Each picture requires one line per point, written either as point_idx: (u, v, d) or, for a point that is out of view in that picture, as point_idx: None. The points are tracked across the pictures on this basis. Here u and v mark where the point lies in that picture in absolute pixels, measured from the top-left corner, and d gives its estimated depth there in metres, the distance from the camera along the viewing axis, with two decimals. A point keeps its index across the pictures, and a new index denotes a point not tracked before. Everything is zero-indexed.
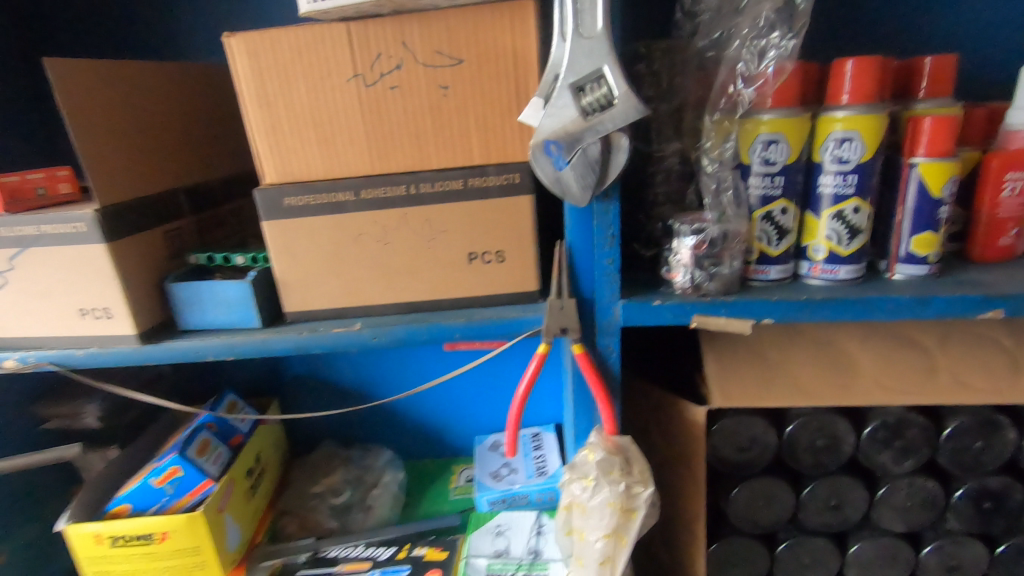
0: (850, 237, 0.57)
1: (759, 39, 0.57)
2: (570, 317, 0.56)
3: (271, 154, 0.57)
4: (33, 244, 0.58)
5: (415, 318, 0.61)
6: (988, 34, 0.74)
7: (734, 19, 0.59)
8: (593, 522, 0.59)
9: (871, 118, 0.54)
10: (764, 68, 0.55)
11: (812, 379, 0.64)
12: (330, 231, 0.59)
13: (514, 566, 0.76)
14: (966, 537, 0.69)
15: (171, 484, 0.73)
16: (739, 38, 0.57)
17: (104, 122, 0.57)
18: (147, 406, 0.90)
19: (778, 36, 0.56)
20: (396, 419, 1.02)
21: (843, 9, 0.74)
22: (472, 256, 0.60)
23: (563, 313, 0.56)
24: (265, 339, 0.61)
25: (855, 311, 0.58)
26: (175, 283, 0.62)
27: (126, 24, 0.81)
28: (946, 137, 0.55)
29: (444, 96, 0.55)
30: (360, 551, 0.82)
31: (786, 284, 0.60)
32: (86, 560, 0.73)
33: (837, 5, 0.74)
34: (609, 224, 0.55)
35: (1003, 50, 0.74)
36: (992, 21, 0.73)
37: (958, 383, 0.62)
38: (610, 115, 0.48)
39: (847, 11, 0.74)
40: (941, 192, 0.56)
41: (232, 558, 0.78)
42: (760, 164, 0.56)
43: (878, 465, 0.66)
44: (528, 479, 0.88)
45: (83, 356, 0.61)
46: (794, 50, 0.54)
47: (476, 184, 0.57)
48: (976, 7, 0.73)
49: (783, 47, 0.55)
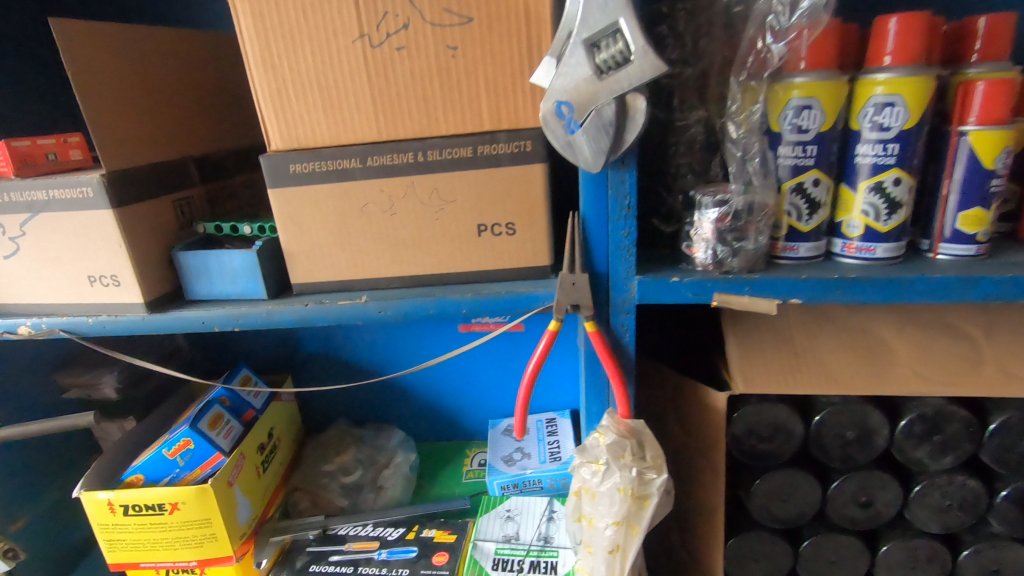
0: (889, 213, 0.53)
1: None
2: (582, 292, 0.53)
3: (276, 119, 0.55)
4: (44, 210, 0.58)
5: (423, 291, 0.59)
6: None
7: None
8: (603, 509, 0.57)
9: (916, 80, 0.49)
10: (797, 21, 0.49)
11: (843, 365, 0.60)
12: (336, 200, 0.57)
13: (523, 552, 0.74)
14: (1011, 541, 0.64)
15: (183, 456, 0.74)
16: None
17: (111, 86, 0.57)
18: (165, 379, 0.91)
19: None
20: (410, 401, 1.01)
21: None
22: (482, 228, 0.57)
23: (575, 289, 0.53)
24: (270, 310, 0.60)
25: (892, 292, 0.53)
26: (184, 253, 0.62)
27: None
28: (1001, 103, 0.50)
29: (453, 57, 0.52)
30: (369, 531, 0.81)
31: (816, 263, 0.56)
32: (100, 528, 0.74)
33: None
34: (625, 194, 0.52)
35: None
36: None
37: (1005, 373, 0.57)
38: (625, 74, 0.44)
39: None
40: (994, 163, 0.51)
41: (243, 533, 0.77)
42: (791, 132, 0.52)
43: (914, 461, 0.61)
44: (541, 464, 0.85)
45: (93, 323, 0.61)
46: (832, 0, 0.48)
47: (486, 151, 0.55)
48: None
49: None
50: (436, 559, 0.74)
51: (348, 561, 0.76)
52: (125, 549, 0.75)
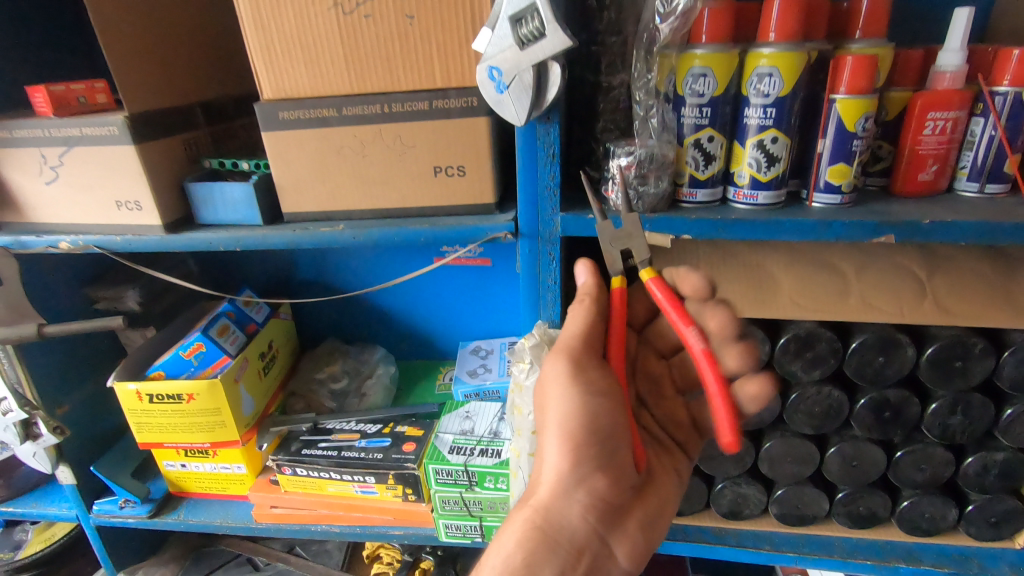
0: (768, 165, 0.64)
1: None
2: (641, 234, 0.62)
3: (267, 73, 0.67)
4: (77, 144, 0.70)
5: (390, 223, 0.72)
6: None
7: None
8: (528, 398, 0.74)
9: (789, 55, 0.59)
10: (676, 6, 0.60)
11: (737, 294, 0.72)
12: (317, 143, 0.69)
13: (475, 441, 0.87)
14: (868, 442, 0.78)
15: (196, 356, 0.88)
16: None
17: (128, 39, 0.68)
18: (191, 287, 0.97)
19: None
20: (394, 322, 1.16)
21: None
22: (437, 170, 0.69)
23: (621, 237, 0.63)
24: (264, 234, 0.73)
25: (766, 232, 0.65)
26: (193, 183, 0.74)
27: None
28: (864, 74, 0.61)
29: (411, 25, 0.63)
30: (353, 425, 0.97)
31: (713, 207, 0.68)
32: (131, 412, 0.90)
33: None
34: (550, 144, 0.63)
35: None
36: None
37: (865, 303, 0.69)
38: (540, 46, 0.55)
39: None
40: (855, 126, 0.62)
41: (247, 423, 0.93)
42: (691, 96, 0.63)
43: (790, 373, 0.74)
44: (499, 376, 0.98)
45: (120, 241, 0.74)
46: None
47: (440, 105, 0.66)
48: None
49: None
50: (406, 446, 0.90)
51: (333, 446, 0.92)
52: (151, 431, 0.92)
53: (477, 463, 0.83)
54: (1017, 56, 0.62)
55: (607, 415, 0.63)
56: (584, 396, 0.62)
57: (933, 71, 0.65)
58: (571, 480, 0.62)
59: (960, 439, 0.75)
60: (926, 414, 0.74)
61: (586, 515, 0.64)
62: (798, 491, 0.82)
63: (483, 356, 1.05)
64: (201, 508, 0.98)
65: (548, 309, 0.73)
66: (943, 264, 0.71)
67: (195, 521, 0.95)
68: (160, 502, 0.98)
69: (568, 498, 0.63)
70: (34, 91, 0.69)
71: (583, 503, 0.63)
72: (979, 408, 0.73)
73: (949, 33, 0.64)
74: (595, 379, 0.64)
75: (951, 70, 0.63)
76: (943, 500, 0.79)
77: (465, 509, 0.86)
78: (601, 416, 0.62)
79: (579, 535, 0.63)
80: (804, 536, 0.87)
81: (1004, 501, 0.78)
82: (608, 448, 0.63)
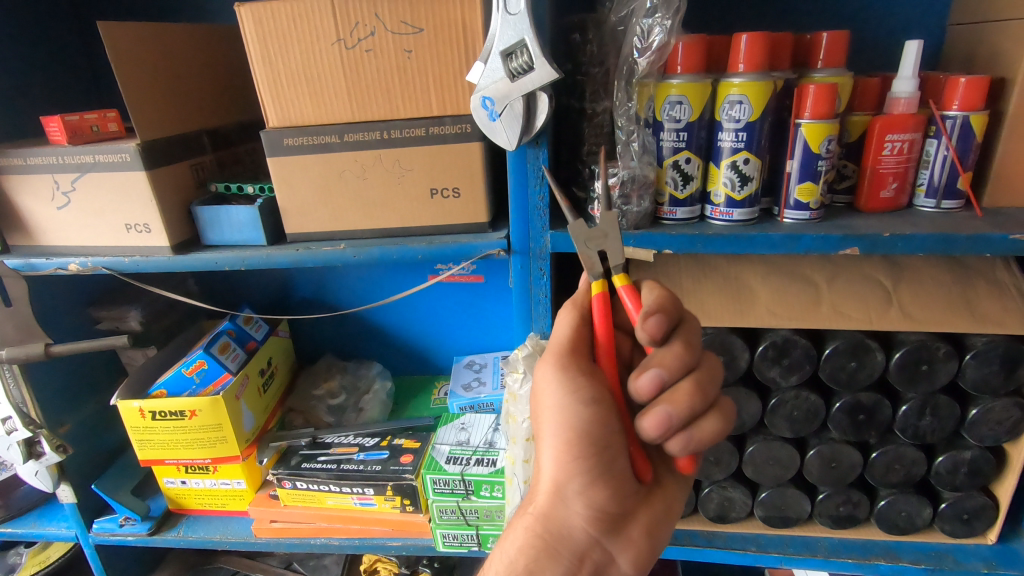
0: (741, 184, 0.69)
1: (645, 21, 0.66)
2: (617, 229, 0.58)
3: (273, 103, 0.71)
4: (89, 170, 0.74)
5: (389, 242, 0.76)
6: (895, 20, 0.85)
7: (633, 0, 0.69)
8: (522, 406, 0.78)
9: (758, 84, 0.65)
10: (652, 43, 0.66)
11: (717, 305, 0.77)
12: (321, 167, 0.73)
13: (471, 451, 0.90)
14: (845, 443, 0.82)
15: (198, 374, 0.91)
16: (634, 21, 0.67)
17: (141, 72, 0.72)
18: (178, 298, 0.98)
19: (659, 16, 0.66)
20: (389, 338, 1.19)
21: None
22: (434, 192, 0.74)
23: (596, 236, 0.59)
24: (269, 254, 0.76)
25: (741, 246, 0.70)
26: (200, 206, 0.78)
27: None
28: (826, 101, 0.66)
29: (409, 58, 0.68)
30: (351, 439, 1.00)
31: (692, 223, 0.73)
32: (133, 429, 0.92)
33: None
34: (540, 167, 0.67)
35: (914, 30, 0.85)
36: (899, 9, 0.84)
37: (835, 311, 0.74)
38: (529, 78, 0.60)
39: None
40: (819, 148, 0.68)
41: (247, 438, 0.96)
42: (669, 122, 0.68)
43: (770, 379, 0.78)
44: (493, 389, 1.02)
45: (129, 262, 0.77)
46: (672, 29, 0.65)
47: (436, 131, 0.71)
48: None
49: (664, 26, 0.66)
50: (403, 458, 0.93)
51: (333, 460, 0.95)
52: (153, 448, 0.94)
53: (473, 471, 0.86)
54: (964, 84, 0.68)
55: (599, 422, 0.58)
56: (571, 405, 0.58)
57: (890, 98, 0.71)
58: (569, 490, 0.59)
59: (931, 439, 0.79)
60: (897, 415, 0.79)
61: (587, 525, 0.59)
62: (781, 493, 0.86)
63: (477, 370, 1.09)
64: (201, 525, 0.99)
65: (540, 321, 0.77)
66: (907, 273, 0.77)
67: (195, 537, 0.97)
68: (160, 519, 0.99)
69: (566, 506, 0.60)
70: (50, 121, 0.73)
71: (584, 511, 0.59)
72: (946, 409, 0.77)
73: (903, 62, 0.70)
74: (583, 384, 0.58)
75: (905, 97, 0.69)
76: (918, 498, 0.83)
77: (462, 518, 0.89)
78: (591, 426, 0.57)
79: (582, 543, 0.60)
80: (788, 537, 0.90)
81: (974, 498, 0.82)
82: (605, 457, 0.58)
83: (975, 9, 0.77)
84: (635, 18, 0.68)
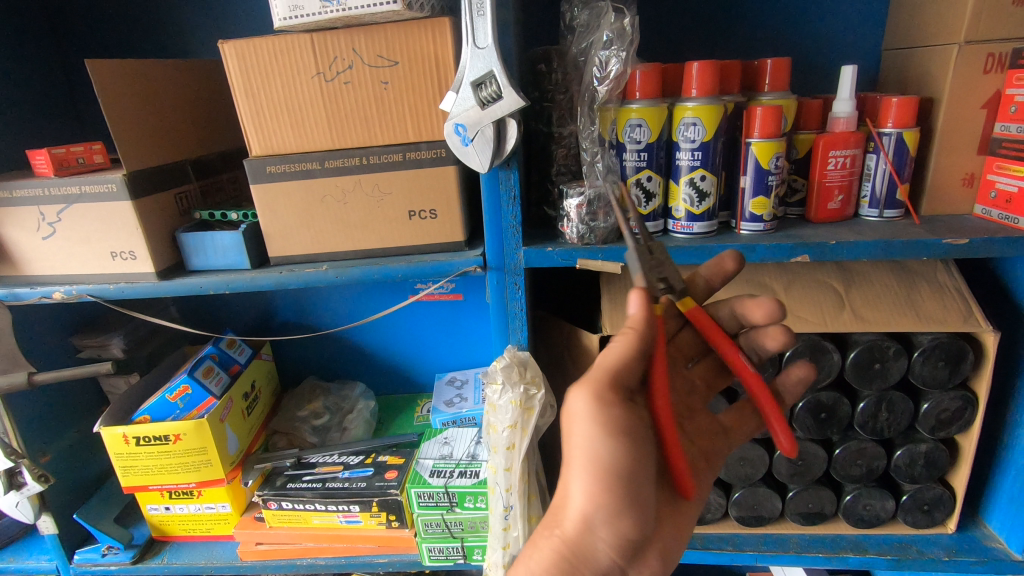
0: (700, 200, 0.74)
1: (602, 52, 0.73)
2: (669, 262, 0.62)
3: (256, 133, 0.75)
4: (75, 201, 0.76)
5: (369, 262, 0.79)
6: (835, 46, 0.93)
7: (592, 34, 0.76)
8: (502, 416, 0.79)
9: (709, 107, 0.70)
10: (609, 73, 0.73)
11: None
12: (302, 193, 0.77)
13: (454, 464, 0.92)
14: (809, 441, 0.86)
15: (183, 399, 0.91)
16: (593, 53, 0.74)
17: (127, 105, 0.75)
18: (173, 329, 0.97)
19: (614, 50, 0.73)
20: (373, 358, 1.21)
21: (713, 28, 0.93)
22: (412, 214, 0.78)
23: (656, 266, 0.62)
24: (252, 277, 0.79)
25: (702, 256, 0.74)
26: (184, 233, 0.81)
27: (136, 36, 1.00)
28: (772, 122, 0.72)
29: (385, 89, 0.72)
30: (335, 458, 1.01)
31: (656, 237, 0.77)
32: (116, 456, 0.92)
33: (710, 23, 0.93)
34: (511, 188, 0.71)
35: (852, 55, 0.93)
36: (840, 37, 0.92)
37: (792, 316, 0.80)
38: (498, 106, 0.65)
39: (715, 28, 0.93)
40: (768, 164, 0.73)
41: (232, 461, 0.97)
42: (631, 143, 0.72)
43: None
44: (475, 403, 1.04)
45: (114, 289, 0.79)
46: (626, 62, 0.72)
47: (412, 156, 0.75)
48: (826, 26, 0.92)
49: (620, 57, 0.72)
50: (388, 474, 0.95)
51: (318, 478, 0.96)
52: (136, 474, 0.94)
53: (456, 483, 0.88)
54: (896, 104, 0.74)
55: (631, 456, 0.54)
56: (603, 435, 0.53)
57: (831, 117, 0.77)
58: (596, 519, 0.55)
59: (888, 434, 0.84)
60: (855, 412, 0.84)
61: (612, 554, 0.56)
62: (752, 493, 0.90)
63: (459, 386, 1.11)
64: (184, 551, 0.99)
65: (517, 334, 0.80)
66: (857, 278, 0.82)
67: (178, 564, 0.96)
68: (143, 547, 0.99)
69: (592, 535, 0.55)
70: (37, 154, 0.75)
71: (610, 540, 0.55)
72: (900, 404, 0.82)
73: (841, 85, 0.76)
74: (617, 416, 0.53)
75: (844, 117, 0.75)
76: (880, 491, 0.88)
77: (447, 530, 0.91)
78: (625, 456, 0.53)
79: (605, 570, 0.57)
80: (762, 536, 0.94)
81: (933, 489, 0.87)
82: (633, 490, 0.54)
83: (904, 37, 0.85)
84: (594, 50, 0.75)
